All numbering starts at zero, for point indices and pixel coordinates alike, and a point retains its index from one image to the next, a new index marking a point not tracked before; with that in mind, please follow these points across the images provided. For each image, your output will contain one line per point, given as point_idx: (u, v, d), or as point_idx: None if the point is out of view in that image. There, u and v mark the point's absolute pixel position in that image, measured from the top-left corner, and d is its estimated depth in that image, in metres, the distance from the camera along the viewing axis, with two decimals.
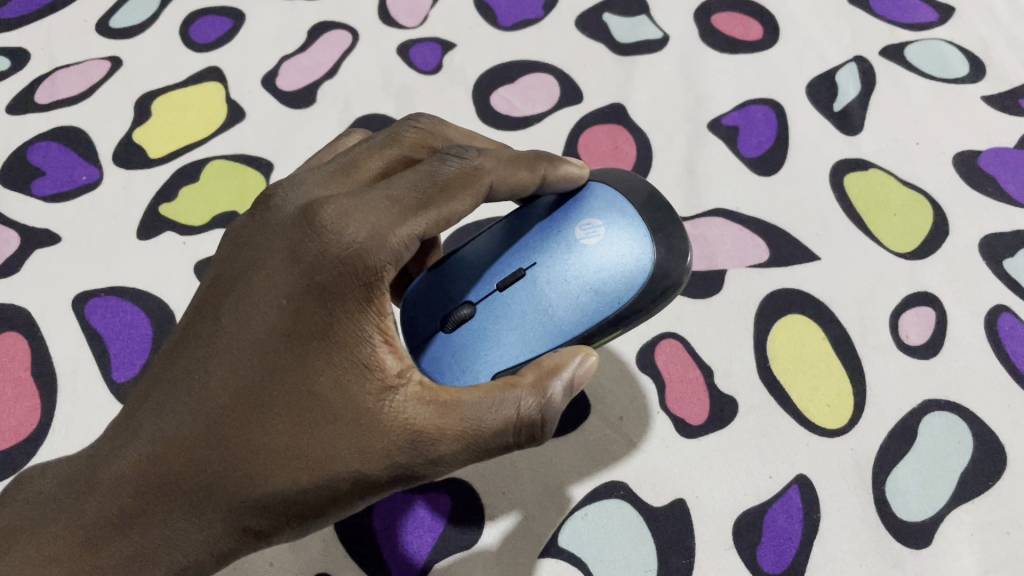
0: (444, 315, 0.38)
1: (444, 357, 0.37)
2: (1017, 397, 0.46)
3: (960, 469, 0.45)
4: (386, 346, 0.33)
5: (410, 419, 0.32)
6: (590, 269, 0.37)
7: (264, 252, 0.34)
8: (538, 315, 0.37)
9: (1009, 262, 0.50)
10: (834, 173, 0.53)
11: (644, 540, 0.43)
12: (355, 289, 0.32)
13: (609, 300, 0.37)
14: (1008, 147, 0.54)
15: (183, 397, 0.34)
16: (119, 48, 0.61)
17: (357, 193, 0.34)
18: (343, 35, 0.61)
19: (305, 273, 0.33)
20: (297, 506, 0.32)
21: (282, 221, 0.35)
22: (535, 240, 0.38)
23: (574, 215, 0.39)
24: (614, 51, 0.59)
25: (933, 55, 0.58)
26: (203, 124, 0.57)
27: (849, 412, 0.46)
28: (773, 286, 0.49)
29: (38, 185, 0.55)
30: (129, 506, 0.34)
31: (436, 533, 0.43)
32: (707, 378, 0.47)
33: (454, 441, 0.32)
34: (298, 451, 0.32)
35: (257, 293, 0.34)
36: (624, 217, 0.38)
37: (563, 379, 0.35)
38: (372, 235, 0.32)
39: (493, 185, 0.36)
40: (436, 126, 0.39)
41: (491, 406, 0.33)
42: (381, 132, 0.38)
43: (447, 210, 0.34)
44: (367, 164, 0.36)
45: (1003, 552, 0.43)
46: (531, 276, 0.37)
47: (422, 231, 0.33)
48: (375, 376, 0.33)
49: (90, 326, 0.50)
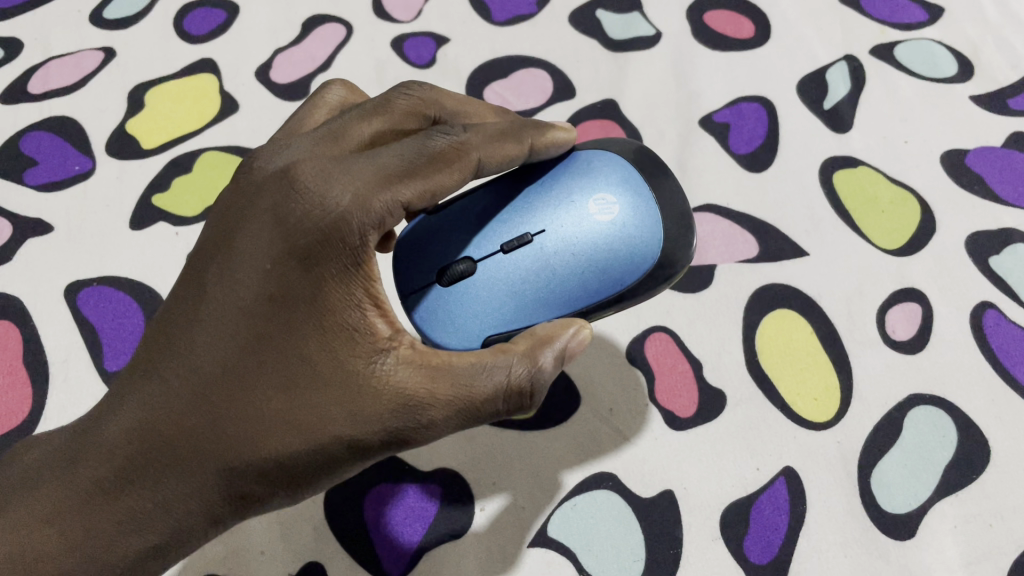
0: (440, 267, 0.38)
1: (439, 312, 0.37)
2: (1002, 393, 0.47)
3: (944, 462, 0.45)
4: (377, 312, 0.34)
5: (401, 384, 0.33)
6: (598, 243, 0.37)
7: (251, 215, 0.34)
8: (540, 283, 0.37)
9: (995, 259, 0.51)
10: (824, 170, 0.54)
11: (633, 530, 0.43)
12: (342, 255, 0.33)
13: (610, 281, 0.37)
14: (995, 147, 0.55)
15: (174, 362, 0.34)
16: (113, 38, 0.61)
17: (346, 160, 0.34)
18: (337, 29, 0.61)
19: (293, 240, 0.33)
20: (290, 470, 0.33)
21: (266, 183, 0.34)
22: (542, 205, 0.38)
23: (588, 187, 0.38)
24: (607, 47, 0.60)
25: (921, 54, 0.59)
26: (197, 116, 0.57)
27: (836, 405, 0.46)
28: (762, 281, 0.50)
29: (31, 175, 0.55)
30: (123, 470, 0.34)
31: (427, 521, 0.43)
32: (695, 371, 0.47)
33: (445, 406, 0.33)
34: (289, 415, 0.33)
35: (244, 258, 0.34)
36: (639, 198, 0.38)
37: (554, 350, 0.35)
38: (354, 200, 0.33)
39: (481, 161, 0.37)
40: (429, 94, 0.38)
41: (482, 372, 0.33)
42: (372, 99, 0.37)
43: (434, 182, 0.35)
44: (353, 129, 0.35)
45: (986, 545, 0.43)
46: (538, 243, 0.37)
47: (407, 201, 0.34)
48: (367, 341, 0.33)
49: (81, 315, 0.50)
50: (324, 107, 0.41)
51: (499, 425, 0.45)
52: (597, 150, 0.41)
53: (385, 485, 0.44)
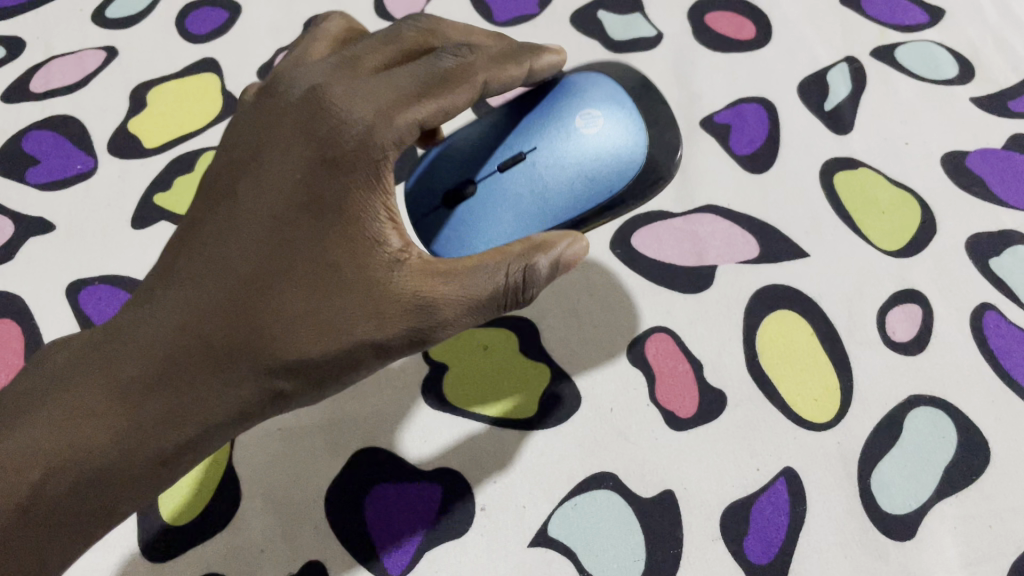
0: (443, 193, 0.39)
1: (444, 235, 0.39)
2: (1002, 394, 0.47)
3: (944, 463, 0.45)
4: (394, 224, 0.34)
5: (419, 288, 0.33)
6: (585, 152, 0.38)
7: (275, 131, 0.35)
8: (536, 198, 0.38)
9: (995, 261, 0.51)
10: (824, 171, 0.54)
11: (633, 530, 0.43)
12: (365, 166, 0.33)
13: (601, 189, 0.39)
14: (995, 148, 0.55)
15: (202, 268, 0.34)
16: (115, 38, 0.61)
17: (363, 82, 0.34)
18: None
19: (318, 149, 0.33)
20: (313, 370, 0.33)
21: (291, 101, 0.35)
22: (532, 124, 0.39)
23: (574, 104, 0.40)
24: (608, 48, 0.60)
25: (922, 56, 0.59)
26: (199, 116, 0.57)
27: (836, 406, 0.46)
28: (763, 282, 0.50)
29: (33, 174, 0.55)
30: (145, 377, 0.34)
31: (427, 522, 0.43)
32: (696, 372, 0.47)
33: (458, 305, 0.34)
34: (315, 316, 0.33)
35: (270, 170, 0.34)
36: (621, 110, 0.40)
37: (552, 253, 0.35)
38: (375, 116, 0.33)
39: (487, 83, 0.37)
40: (434, 25, 0.39)
41: (488, 274, 0.34)
42: (380, 31, 0.38)
43: (446, 101, 0.35)
44: (368, 57, 0.36)
45: (986, 545, 0.43)
46: (531, 159, 0.38)
47: (422, 120, 0.34)
48: (385, 251, 0.33)
49: (83, 313, 0.50)
50: (328, 36, 0.40)
51: (500, 424, 0.46)
52: (577, 73, 0.42)
53: (387, 485, 0.44)
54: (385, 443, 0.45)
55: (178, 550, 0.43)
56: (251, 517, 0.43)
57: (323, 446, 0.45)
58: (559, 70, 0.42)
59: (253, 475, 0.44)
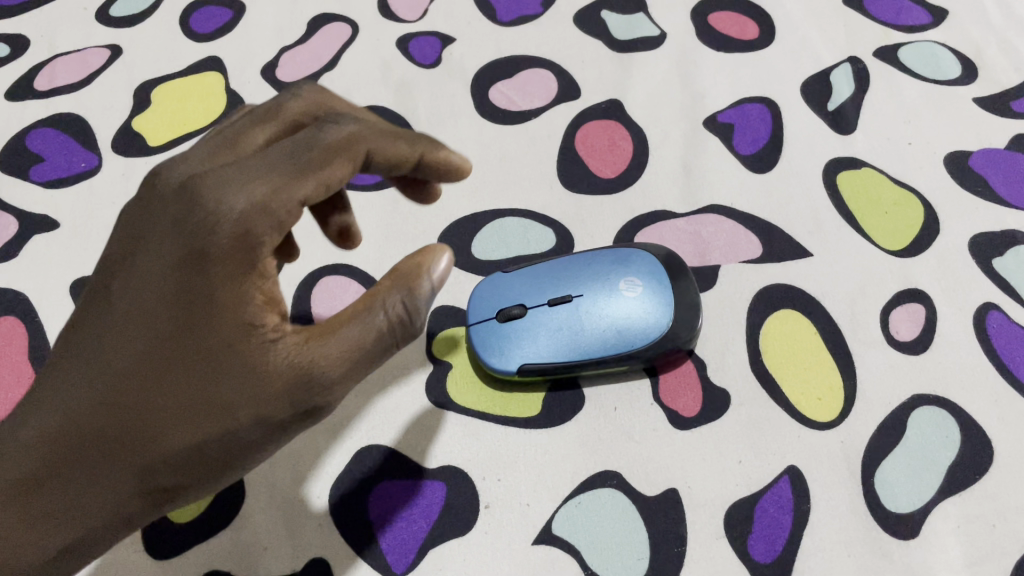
0: (499, 309, 0.46)
1: (488, 340, 0.45)
2: (1005, 393, 0.47)
3: (948, 462, 0.45)
4: (271, 306, 0.33)
5: (296, 359, 0.33)
6: (622, 326, 0.44)
7: (153, 226, 0.34)
8: (571, 340, 0.44)
9: (997, 261, 0.51)
10: (827, 171, 0.54)
11: (637, 528, 0.43)
12: (234, 258, 0.32)
13: (625, 337, 0.44)
14: (998, 149, 0.55)
15: (88, 365, 0.34)
16: (120, 37, 0.61)
17: (234, 166, 0.33)
18: (343, 29, 0.61)
19: (185, 240, 0.32)
20: (203, 457, 0.33)
21: (166, 194, 0.34)
22: (582, 281, 0.46)
23: (623, 270, 0.46)
24: (611, 48, 0.60)
25: (925, 56, 0.59)
26: (202, 114, 0.58)
27: (840, 405, 0.46)
28: (766, 282, 0.50)
29: (37, 172, 0.55)
30: (40, 475, 0.34)
31: (431, 519, 0.43)
32: (699, 371, 0.47)
33: (338, 363, 0.33)
34: (196, 406, 0.32)
35: (148, 264, 0.34)
36: (661, 288, 0.46)
37: (427, 284, 0.35)
38: (249, 204, 0.32)
39: (370, 155, 0.35)
40: (322, 101, 0.39)
41: (363, 324, 0.34)
42: (265, 109, 0.37)
43: (323, 175, 0.33)
44: (249, 139, 0.36)
45: (989, 545, 0.43)
46: (575, 305, 0.45)
47: (305, 198, 0.33)
48: (257, 334, 0.32)
49: None
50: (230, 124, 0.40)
51: (504, 423, 0.46)
52: (637, 250, 0.48)
53: (390, 483, 0.44)
54: (389, 441, 0.45)
55: (182, 546, 0.43)
56: (254, 513, 0.44)
57: (326, 442, 0.45)
58: (614, 261, 0.47)
59: (257, 472, 0.45)
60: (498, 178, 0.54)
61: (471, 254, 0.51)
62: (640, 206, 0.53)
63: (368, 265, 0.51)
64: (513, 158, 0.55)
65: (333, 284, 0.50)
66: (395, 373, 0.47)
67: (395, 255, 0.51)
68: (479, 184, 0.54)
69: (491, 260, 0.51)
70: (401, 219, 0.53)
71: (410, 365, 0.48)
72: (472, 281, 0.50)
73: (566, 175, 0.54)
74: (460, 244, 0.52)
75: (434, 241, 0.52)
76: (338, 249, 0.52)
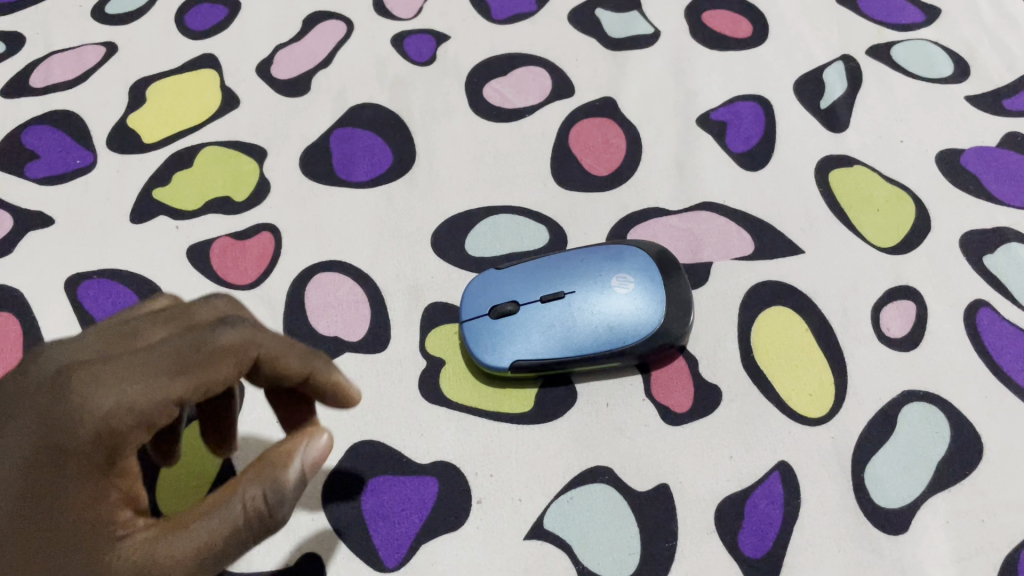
0: (493, 305, 0.46)
1: (481, 337, 0.45)
2: (996, 390, 0.47)
3: (938, 458, 0.45)
4: (127, 501, 0.33)
5: (142, 558, 0.32)
6: (613, 322, 0.44)
7: (19, 413, 0.34)
8: (563, 336, 0.44)
9: (988, 258, 0.51)
10: (819, 169, 0.54)
11: (628, 523, 0.43)
12: (90, 459, 0.32)
13: (617, 333, 0.44)
14: (989, 147, 0.56)
15: None
16: (115, 34, 0.62)
17: (107, 364, 0.33)
18: (338, 26, 0.61)
19: (48, 434, 0.32)
20: None
21: (38, 384, 0.34)
22: (576, 276, 0.46)
23: (615, 267, 0.46)
24: (605, 46, 0.60)
25: (918, 54, 0.60)
26: (198, 111, 0.58)
27: (830, 401, 0.46)
28: (757, 278, 0.50)
29: (33, 168, 0.56)
30: None
31: (423, 514, 0.44)
32: (691, 367, 0.47)
33: (190, 556, 0.33)
34: None
35: (5, 440, 0.33)
36: (653, 284, 0.46)
37: (291, 470, 0.36)
38: (115, 404, 0.32)
39: (262, 357, 0.36)
40: (232, 309, 0.38)
41: (219, 518, 0.34)
42: (174, 307, 0.37)
43: (207, 378, 0.33)
44: (145, 332, 0.36)
45: (979, 540, 0.43)
46: (568, 301, 0.45)
47: (179, 397, 0.33)
48: (106, 527, 0.32)
49: (82, 307, 0.50)
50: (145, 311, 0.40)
51: (496, 419, 0.46)
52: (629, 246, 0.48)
53: (383, 478, 0.45)
54: (382, 437, 0.46)
55: None
56: None
57: None
58: (605, 256, 0.47)
59: None
60: (492, 175, 0.54)
61: (464, 251, 0.51)
62: (632, 203, 0.53)
63: (362, 262, 0.51)
64: (506, 155, 0.55)
65: (327, 280, 0.51)
66: (389, 369, 0.47)
67: (389, 252, 0.51)
68: (473, 181, 0.54)
69: (484, 258, 0.51)
70: (394, 216, 0.53)
71: (403, 361, 0.48)
72: (465, 278, 0.50)
73: (559, 173, 0.55)
74: (453, 241, 0.52)
75: (427, 237, 0.52)
76: (332, 246, 0.52)
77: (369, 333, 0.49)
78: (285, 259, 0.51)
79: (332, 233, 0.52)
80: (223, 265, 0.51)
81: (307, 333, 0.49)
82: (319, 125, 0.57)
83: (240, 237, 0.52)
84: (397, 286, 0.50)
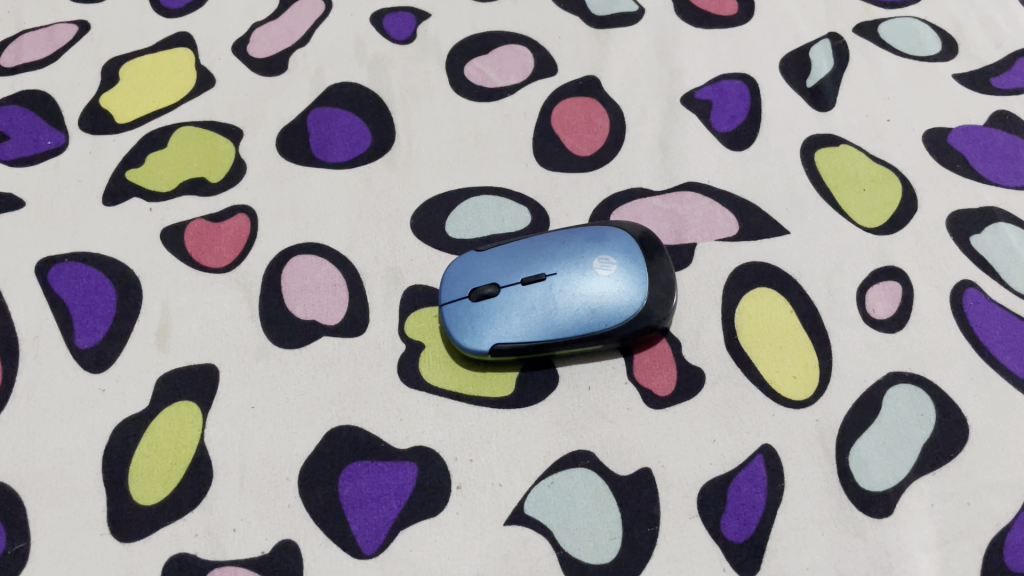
0: (473, 287, 0.44)
1: (461, 320, 0.44)
2: (982, 371, 0.46)
3: (922, 440, 0.44)
4: None
5: None
6: (595, 305, 0.43)
7: None
8: (544, 320, 0.43)
9: (975, 238, 0.51)
10: (806, 149, 0.54)
11: (610, 508, 0.43)
12: None
13: (599, 317, 0.43)
14: (977, 126, 0.55)
15: None
16: (87, 13, 0.60)
17: None
18: (315, 3, 0.60)
19: None
20: None
21: None
22: (557, 257, 0.44)
23: (597, 248, 0.45)
24: (589, 24, 0.59)
25: (905, 32, 0.59)
26: (172, 91, 0.57)
27: (815, 383, 0.46)
28: (742, 259, 0.50)
29: (3, 150, 0.54)
30: None
31: (402, 501, 0.43)
32: (674, 350, 0.47)
33: None
34: None
35: None
36: (636, 266, 0.45)
37: None
38: None
39: None
40: None
41: None
42: None
43: None
44: None
45: (963, 523, 0.42)
46: (549, 283, 0.44)
47: None
48: None
49: (53, 292, 0.49)
50: None
51: (477, 403, 0.45)
52: (612, 228, 0.47)
53: (361, 465, 0.44)
54: (359, 421, 0.45)
55: (150, 529, 0.42)
56: (222, 494, 0.43)
57: (296, 423, 0.45)
58: (588, 237, 0.46)
59: (225, 453, 0.44)
60: (473, 155, 0.53)
61: (444, 232, 0.51)
62: (616, 183, 0.52)
63: (340, 244, 0.50)
64: (487, 135, 0.54)
65: (303, 263, 0.50)
66: (367, 352, 0.47)
67: (367, 233, 0.50)
68: (453, 162, 0.53)
69: (465, 240, 0.50)
70: (373, 197, 0.52)
71: (382, 345, 0.47)
72: (444, 260, 0.49)
73: (542, 153, 0.54)
74: (433, 223, 0.51)
75: (407, 219, 0.51)
76: (310, 228, 0.51)
77: (346, 316, 0.48)
78: (261, 241, 0.50)
79: (309, 215, 0.51)
80: (198, 248, 0.50)
81: (283, 317, 0.48)
82: (297, 105, 0.56)
83: (215, 220, 0.51)
84: (375, 268, 0.49)
